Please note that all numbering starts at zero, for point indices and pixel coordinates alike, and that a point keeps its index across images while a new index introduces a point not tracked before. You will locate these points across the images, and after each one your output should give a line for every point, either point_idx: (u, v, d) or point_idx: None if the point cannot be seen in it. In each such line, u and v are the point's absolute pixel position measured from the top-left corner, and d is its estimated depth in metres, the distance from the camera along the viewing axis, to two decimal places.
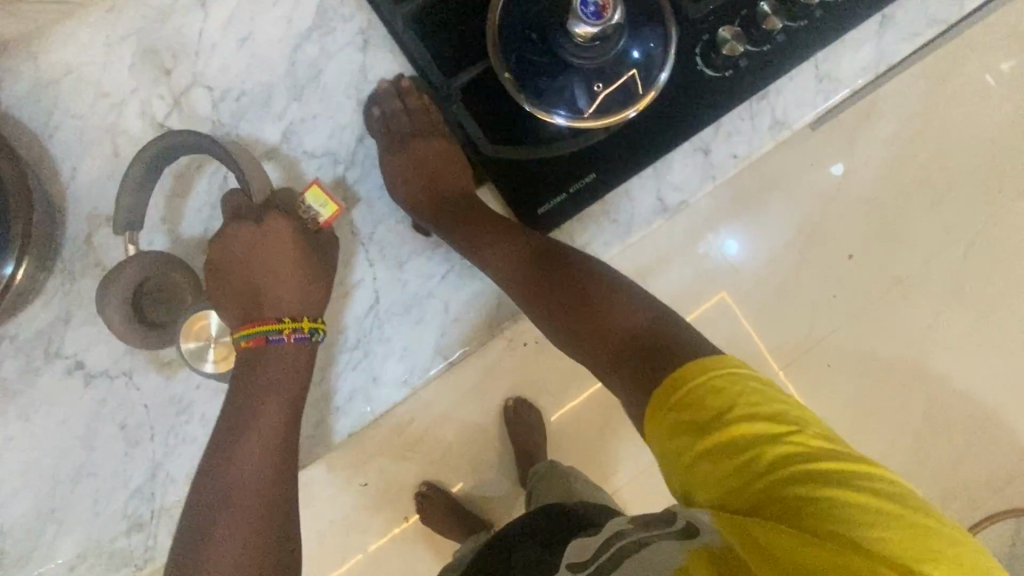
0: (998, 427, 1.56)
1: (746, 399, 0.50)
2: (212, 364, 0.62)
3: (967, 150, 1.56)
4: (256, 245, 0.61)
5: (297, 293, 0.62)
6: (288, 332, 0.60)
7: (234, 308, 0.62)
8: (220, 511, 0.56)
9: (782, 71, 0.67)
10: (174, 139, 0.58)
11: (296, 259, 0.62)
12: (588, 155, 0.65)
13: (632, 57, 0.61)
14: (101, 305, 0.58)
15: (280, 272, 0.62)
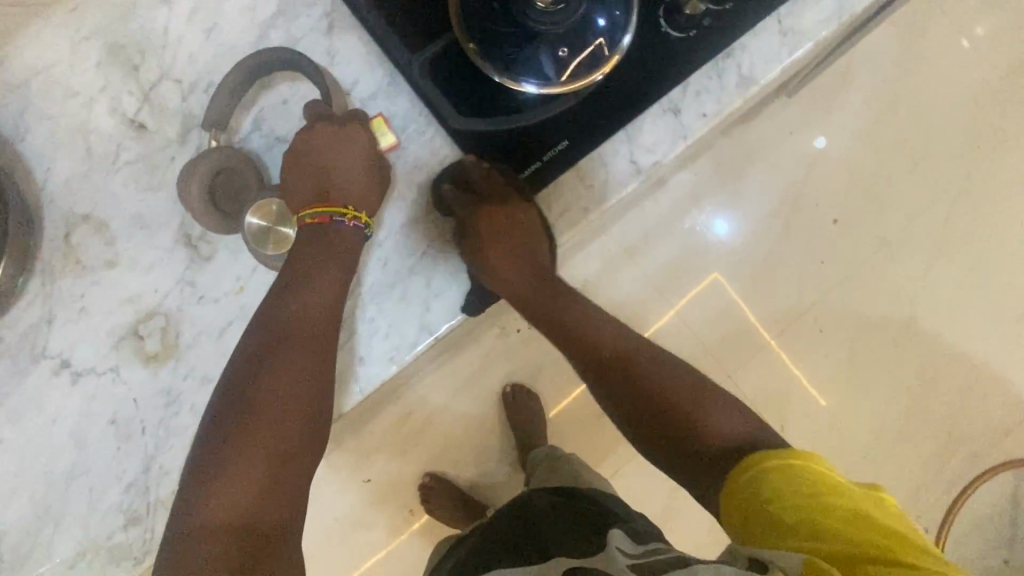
0: (994, 381, 1.57)
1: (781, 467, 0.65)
2: (268, 248, 0.65)
3: (933, 113, 1.62)
4: (334, 139, 0.63)
5: (362, 192, 0.64)
6: (349, 217, 0.63)
7: (304, 190, 0.65)
8: (272, 353, 0.61)
9: (745, 28, 0.68)
10: (274, 58, 0.63)
11: (367, 158, 0.64)
12: (559, 122, 0.65)
13: (597, 25, 0.62)
14: (184, 180, 0.62)
15: (351, 167, 0.64)
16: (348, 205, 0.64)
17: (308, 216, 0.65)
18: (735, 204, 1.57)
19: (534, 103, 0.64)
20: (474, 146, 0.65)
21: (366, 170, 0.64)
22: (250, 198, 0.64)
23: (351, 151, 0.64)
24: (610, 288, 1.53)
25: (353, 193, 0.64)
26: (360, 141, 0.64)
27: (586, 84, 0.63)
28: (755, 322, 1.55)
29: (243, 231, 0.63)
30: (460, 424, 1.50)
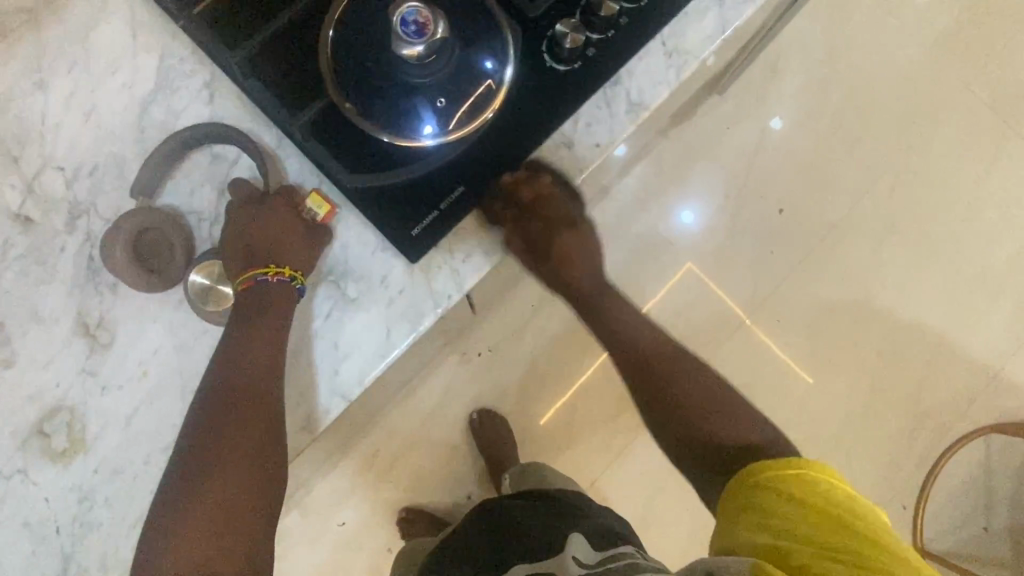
0: (955, 352, 1.57)
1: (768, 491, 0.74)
2: (212, 304, 0.64)
3: (865, 92, 1.64)
4: (257, 212, 0.63)
5: (295, 249, 0.63)
6: (270, 274, 0.62)
7: (234, 255, 0.64)
8: (221, 412, 0.61)
9: (629, 53, 0.68)
10: (206, 131, 0.63)
11: (290, 226, 0.63)
12: (452, 170, 0.65)
13: (485, 69, 0.62)
14: (108, 245, 0.61)
15: (273, 236, 0.63)
16: (268, 264, 0.62)
17: (239, 283, 0.63)
18: (683, 204, 1.57)
19: (424, 157, 0.63)
20: (368, 205, 0.64)
21: (290, 234, 0.63)
22: (176, 261, 0.63)
23: (274, 219, 0.63)
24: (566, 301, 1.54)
25: (284, 253, 0.63)
26: (285, 211, 0.63)
27: (471, 131, 0.63)
28: (714, 320, 1.55)
29: (183, 291, 0.63)
30: (431, 455, 1.49)
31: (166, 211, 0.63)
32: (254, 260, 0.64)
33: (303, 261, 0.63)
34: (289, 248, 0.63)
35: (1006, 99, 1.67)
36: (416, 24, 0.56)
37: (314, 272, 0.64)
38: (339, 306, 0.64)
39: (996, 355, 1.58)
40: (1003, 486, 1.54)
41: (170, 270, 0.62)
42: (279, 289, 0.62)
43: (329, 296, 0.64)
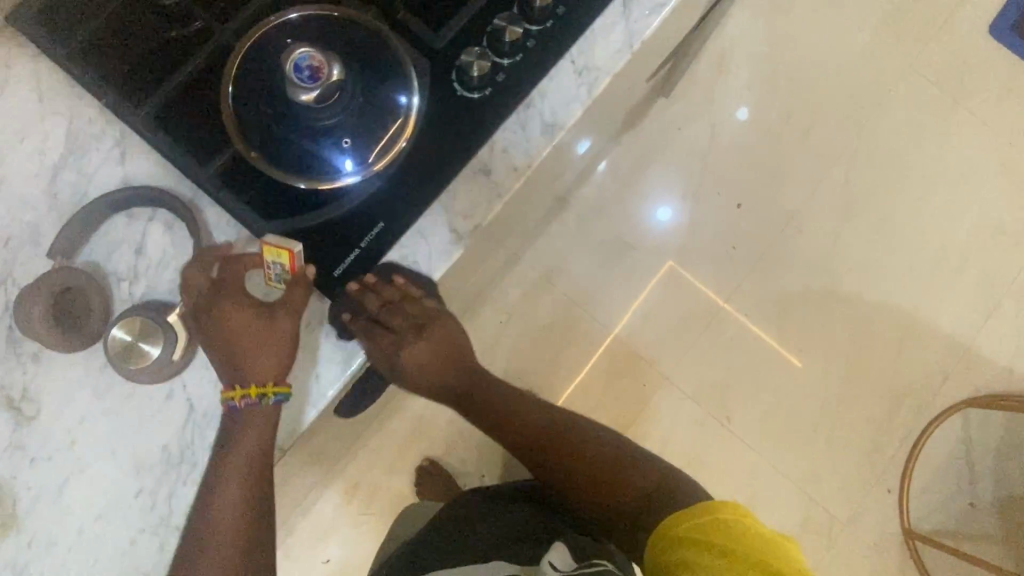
0: (925, 329, 1.56)
1: (710, 529, 0.76)
2: (134, 361, 0.60)
3: (812, 79, 1.64)
4: (222, 319, 0.62)
5: (263, 362, 0.61)
6: (237, 398, 0.61)
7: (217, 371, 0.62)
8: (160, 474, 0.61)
9: (538, 74, 0.68)
10: (127, 194, 0.63)
11: (255, 322, 0.62)
12: (369, 208, 0.65)
13: (398, 106, 0.63)
14: (25, 301, 0.60)
15: (241, 342, 0.62)
16: (235, 384, 0.62)
17: (230, 396, 0.61)
18: (655, 206, 1.58)
19: (344, 196, 0.64)
20: None
21: (255, 330, 0.62)
22: (96, 319, 0.62)
23: (240, 322, 0.62)
24: (531, 316, 1.54)
25: (252, 369, 0.61)
26: (248, 310, 0.62)
27: (388, 163, 0.64)
28: (680, 321, 1.55)
29: (104, 349, 0.59)
30: (419, 463, 1.48)
31: (88, 267, 0.63)
32: (229, 375, 0.62)
33: (267, 375, 0.61)
34: (253, 341, 0.61)
35: (950, 72, 1.67)
36: (309, 69, 0.56)
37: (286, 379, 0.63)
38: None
39: (967, 329, 1.56)
40: (983, 460, 1.53)
41: (90, 327, 0.61)
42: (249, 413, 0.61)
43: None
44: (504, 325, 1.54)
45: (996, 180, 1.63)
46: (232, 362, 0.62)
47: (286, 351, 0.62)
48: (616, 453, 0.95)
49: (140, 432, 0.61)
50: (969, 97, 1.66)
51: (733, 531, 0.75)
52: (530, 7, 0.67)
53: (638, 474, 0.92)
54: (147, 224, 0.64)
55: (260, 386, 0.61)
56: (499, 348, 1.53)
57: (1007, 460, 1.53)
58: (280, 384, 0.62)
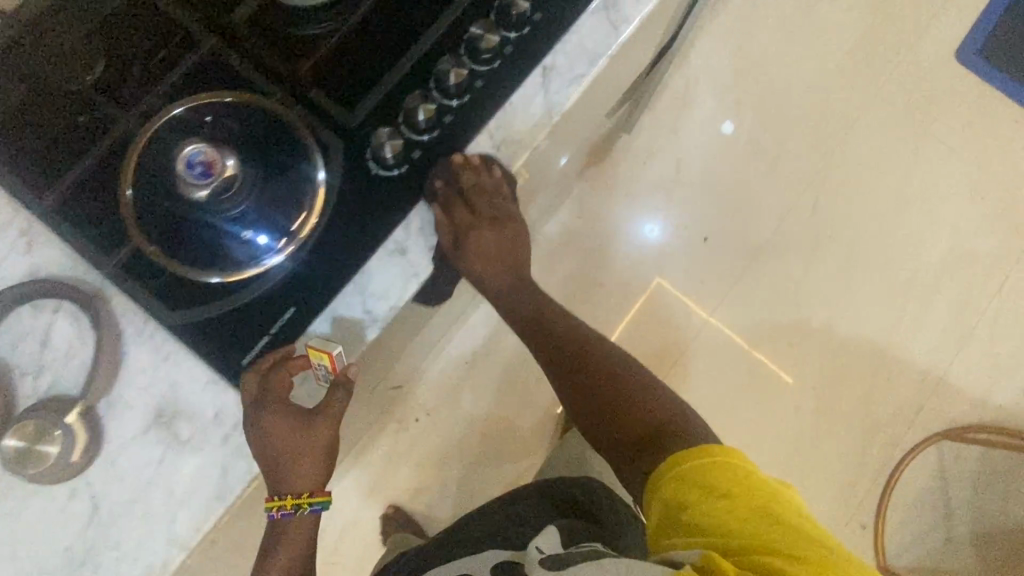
0: (896, 361, 1.54)
1: (715, 469, 0.75)
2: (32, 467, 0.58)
3: (777, 108, 1.62)
4: (262, 433, 0.63)
5: (302, 475, 0.69)
6: (279, 507, 0.69)
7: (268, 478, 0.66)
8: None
9: (453, 154, 0.68)
10: (30, 287, 0.62)
11: (292, 429, 0.65)
12: (278, 294, 0.63)
13: (306, 190, 0.63)
14: None
15: (285, 452, 0.65)
16: (286, 492, 0.69)
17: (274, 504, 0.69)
18: (639, 219, 1.58)
19: (260, 278, 0.62)
20: (195, 340, 0.62)
21: (291, 439, 0.65)
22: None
23: (278, 433, 0.64)
24: (497, 355, 1.52)
25: (290, 481, 0.68)
26: (282, 418, 0.64)
27: (303, 241, 0.63)
28: (650, 359, 1.53)
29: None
30: (385, 510, 1.45)
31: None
32: (279, 481, 0.68)
33: (303, 488, 0.69)
34: (285, 449, 0.64)
35: (918, 97, 1.64)
36: (202, 164, 0.55)
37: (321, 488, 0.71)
38: (173, 453, 0.61)
39: (939, 360, 1.54)
40: (957, 493, 1.50)
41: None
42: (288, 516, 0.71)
43: (159, 442, 0.62)
44: (470, 366, 1.51)
45: (967, 206, 1.60)
46: (272, 473, 0.66)
47: (322, 461, 0.70)
48: (637, 376, 0.93)
49: (41, 531, 0.60)
50: (938, 122, 1.64)
51: (736, 472, 0.74)
52: (444, 82, 0.65)
53: (655, 396, 0.90)
54: (51, 313, 0.63)
55: (294, 498, 0.69)
56: (464, 389, 1.51)
57: (983, 492, 1.50)
58: (316, 495, 0.70)
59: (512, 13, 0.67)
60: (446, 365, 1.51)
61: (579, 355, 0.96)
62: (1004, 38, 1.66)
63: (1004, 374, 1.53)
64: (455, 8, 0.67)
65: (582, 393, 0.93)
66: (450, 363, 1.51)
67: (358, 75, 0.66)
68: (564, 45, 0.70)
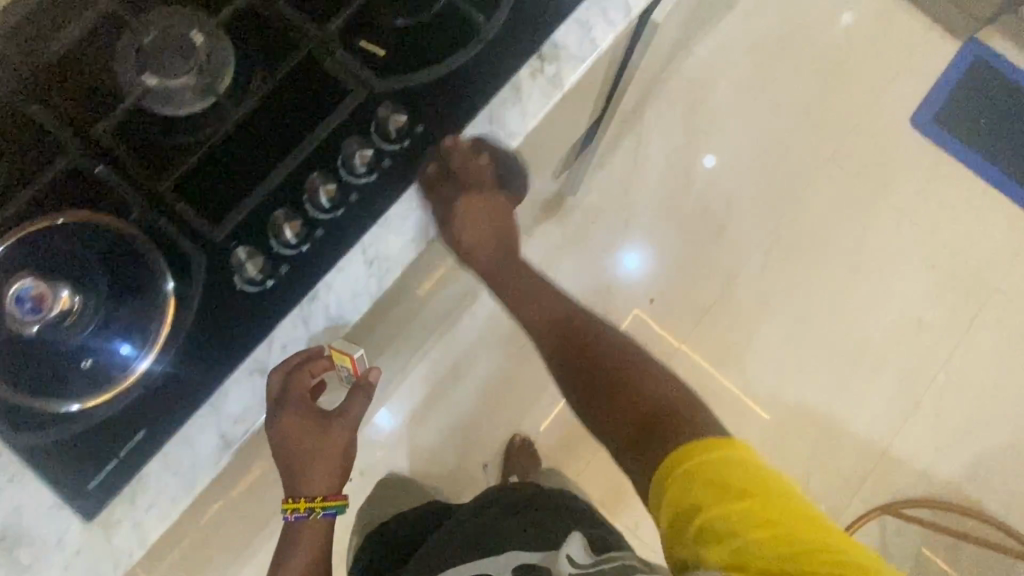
0: (840, 431, 1.52)
1: (732, 468, 0.69)
2: None
3: (729, 170, 1.62)
4: (286, 428, 0.70)
5: (317, 478, 0.74)
6: (290, 510, 0.75)
7: (285, 468, 0.74)
8: None
9: (322, 269, 0.65)
10: None
11: (308, 426, 0.73)
12: (130, 415, 0.61)
13: (157, 307, 0.61)
14: None
15: (301, 444, 0.73)
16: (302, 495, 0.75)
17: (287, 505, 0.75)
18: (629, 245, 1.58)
19: (117, 396, 0.60)
20: (37, 464, 0.60)
21: (310, 435, 0.73)
22: None
23: (299, 428, 0.72)
24: (438, 414, 1.51)
25: (305, 483, 0.75)
26: (300, 419, 0.71)
27: (159, 355, 0.62)
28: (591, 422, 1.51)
29: None
30: None
31: None
32: (297, 480, 0.74)
33: (317, 490, 0.75)
34: (300, 444, 0.73)
35: (871, 164, 1.64)
36: (32, 299, 0.56)
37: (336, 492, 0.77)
38: None
39: (883, 432, 1.52)
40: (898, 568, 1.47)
41: None
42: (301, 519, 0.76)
43: None
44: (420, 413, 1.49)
45: (918, 275, 1.59)
46: (288, 469, 0.73)
47: (337, 467, 0.76)
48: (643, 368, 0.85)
49: None
50: (892, 190, 1.63)
51: (747, 471, 0.69)
52: (314, 196, 0.64)
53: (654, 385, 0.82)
54: None
55: (308, 500, 0.75)
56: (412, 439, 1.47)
57: (924, 572, 1.47)
58: (328, 499, 0.76)
59: (387, 132, 0.66)
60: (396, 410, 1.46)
61: (574, 338, 0.88)
62: (960, 108, 1.67)
63: (949, 449, 1.51)
64: (329, 124, 0.66)
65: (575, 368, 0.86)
66: (397, 414, 1.47)
67: (225, 188, 0.64)
68: (430, 162, 0.68)
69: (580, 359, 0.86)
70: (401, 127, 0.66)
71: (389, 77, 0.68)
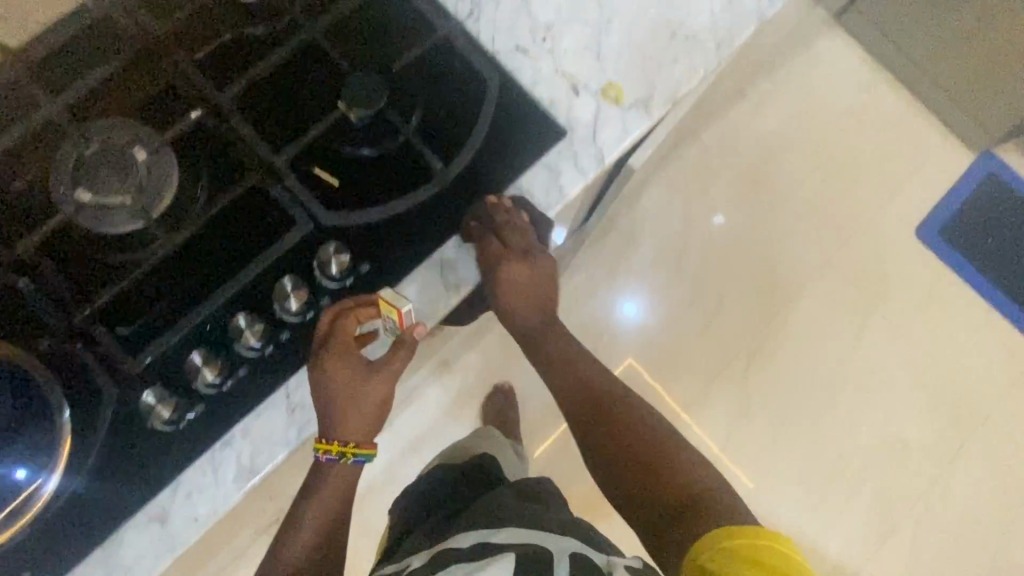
0: (811, 550, 1.46)
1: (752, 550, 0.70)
2: None
3: (723, 264, 1.57)
4: (327, 372, 0.61)
5: (351, 429, 0.63)
6: (321, 452, 0.63)
7: (323, 419, 0.62)
8: None
9: (236, 415, 0.60)
10: None
11: (354, 375, 0.62)
12: (16, 553, 0.57)
13: (50, 436, 0.57)
14: None
15: (340, 393, 0.61)
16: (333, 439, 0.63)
17: (320, 449, 0.63)
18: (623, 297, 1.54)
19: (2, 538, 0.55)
20: None
21: (353, 383, 0.62)
22: None
23: (343, 373, 0.61)
24: None
25: (340, 428, 0.63)
26: (348, 362, 0.61)
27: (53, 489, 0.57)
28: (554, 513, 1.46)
29: None
30: None
31: None
32: (330, 430, 0.63)
33: (351, 436, 0.64)
34: (341, 391, 0.61)
35: (870, 273, 1.59)
36: None
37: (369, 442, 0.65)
38: None
39: (855, 556, 1.46)
40: None
41: None
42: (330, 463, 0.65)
43: None
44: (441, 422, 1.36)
45: (907, 394, 1.54)
46: (321, 412, 0.61)
47: (374, 417, 0.65)
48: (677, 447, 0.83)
49: None
50: (889, 298, 1.58)
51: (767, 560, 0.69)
52: (237, 339, 0.60)
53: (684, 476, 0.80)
54: None
55: (341, 445, 0.63)
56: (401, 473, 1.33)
57: None
58: (362, 447, 0.65)
59: (326, 273, 0.62)
60: (414, 417, 1.35)
61: (617, 414, 0.83)
62: (965, 224, 1.63)
63: None
64: (266, 258, 0.62)
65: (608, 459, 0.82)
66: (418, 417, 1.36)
67: (148, 319, 0.60)
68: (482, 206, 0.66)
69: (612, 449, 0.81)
70: (344, 267, 0.62)
71: (338, 212, 0.64)
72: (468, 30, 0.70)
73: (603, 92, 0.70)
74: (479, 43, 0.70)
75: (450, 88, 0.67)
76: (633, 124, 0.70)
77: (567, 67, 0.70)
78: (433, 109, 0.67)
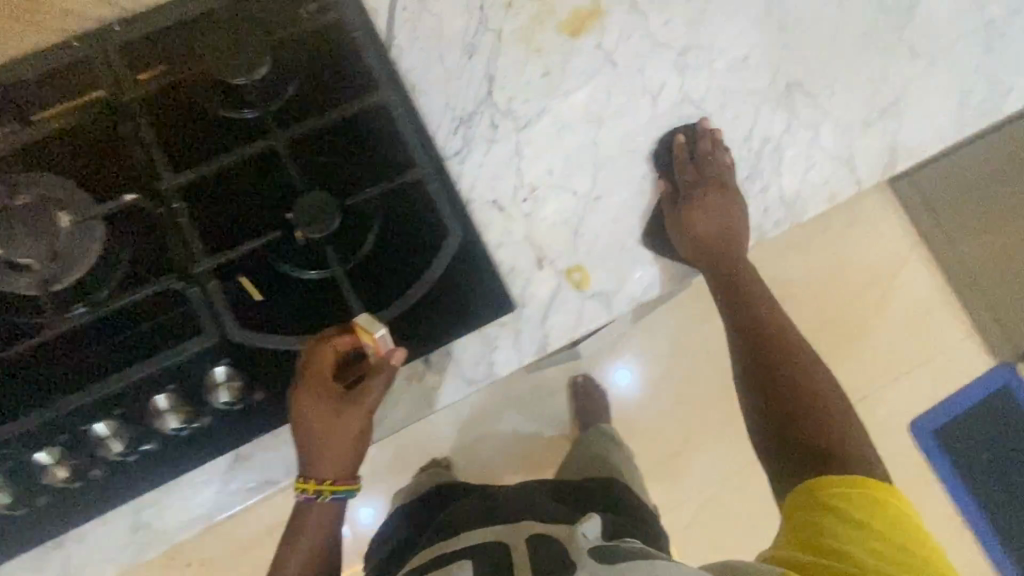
0: None
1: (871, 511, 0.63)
2: None
3: None
4: (300, 407, 0.58)
5: (329, 462, 0.61)
6: (300, 489, 0.62)
7: (300, 451, 0.60)
8: None
9: (79, 519, 0.57)
10: None
11: (327, 410, 0.59)
12: None
13: None
14: None
15: (316, 427, 0.59)
16: (309, 476, 0.61)
17: (299, 486, 0.62)
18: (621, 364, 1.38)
19: None
20: None
21: (327, 415, 0.59)
22: None
23: (311, 409, 0.58)
24: None
25: (314, 465, 0.61)
26: (322, 394, 0.58)
27: None
28: None
29: None
30: None
31: None
32: (308, 463, 0.61)
33: (327, 474, 0.62)
34: (313, 423, 0.59)
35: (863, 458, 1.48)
36: None
37: (349, 476, 0.64)
38: None
39: None
40: None
41: None
42: (310, 502, 0.64)
43: None
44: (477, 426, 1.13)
45: None
46: (296, 449, 0.60)
47: (353, 449, 0.62)
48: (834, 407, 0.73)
49: None
50: None
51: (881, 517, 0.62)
52: (99, 444, 0.56)
53: (839, 422, 0.71)
54: None
55: (318, 483, 0.62)
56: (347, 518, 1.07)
57: None
58: (339, 484, 0.63)
59: (213, 399, 0.58)
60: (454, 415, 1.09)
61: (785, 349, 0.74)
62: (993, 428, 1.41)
63: None
64: (158, 362, 0.57)
65: (756, 387, 0.74)
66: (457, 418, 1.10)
67: (27, 392, 0.57)
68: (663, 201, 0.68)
69: (763, 381, 0.73)
70: (234, 394, 0.58)
71: (254, 331, 0.59)
72: (449, 172, 0.66)
73: (568, 273, 0.66)
74: (456, 189, 0.66)
75: (411, 229, 0.63)
76: (590, 315, 0.65)
77: (539, 236, 0.66)
78: (388, 250, 0.62)
